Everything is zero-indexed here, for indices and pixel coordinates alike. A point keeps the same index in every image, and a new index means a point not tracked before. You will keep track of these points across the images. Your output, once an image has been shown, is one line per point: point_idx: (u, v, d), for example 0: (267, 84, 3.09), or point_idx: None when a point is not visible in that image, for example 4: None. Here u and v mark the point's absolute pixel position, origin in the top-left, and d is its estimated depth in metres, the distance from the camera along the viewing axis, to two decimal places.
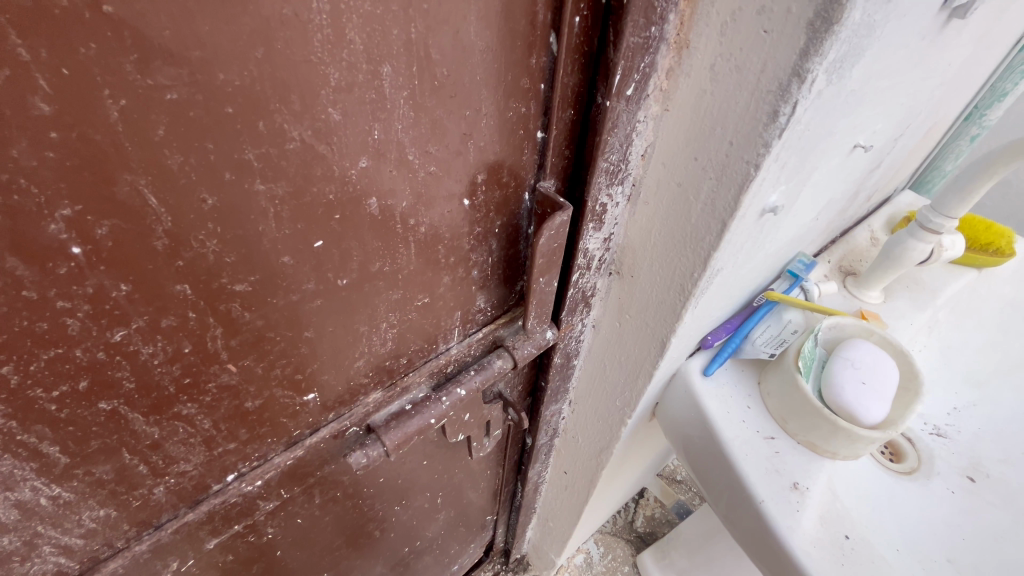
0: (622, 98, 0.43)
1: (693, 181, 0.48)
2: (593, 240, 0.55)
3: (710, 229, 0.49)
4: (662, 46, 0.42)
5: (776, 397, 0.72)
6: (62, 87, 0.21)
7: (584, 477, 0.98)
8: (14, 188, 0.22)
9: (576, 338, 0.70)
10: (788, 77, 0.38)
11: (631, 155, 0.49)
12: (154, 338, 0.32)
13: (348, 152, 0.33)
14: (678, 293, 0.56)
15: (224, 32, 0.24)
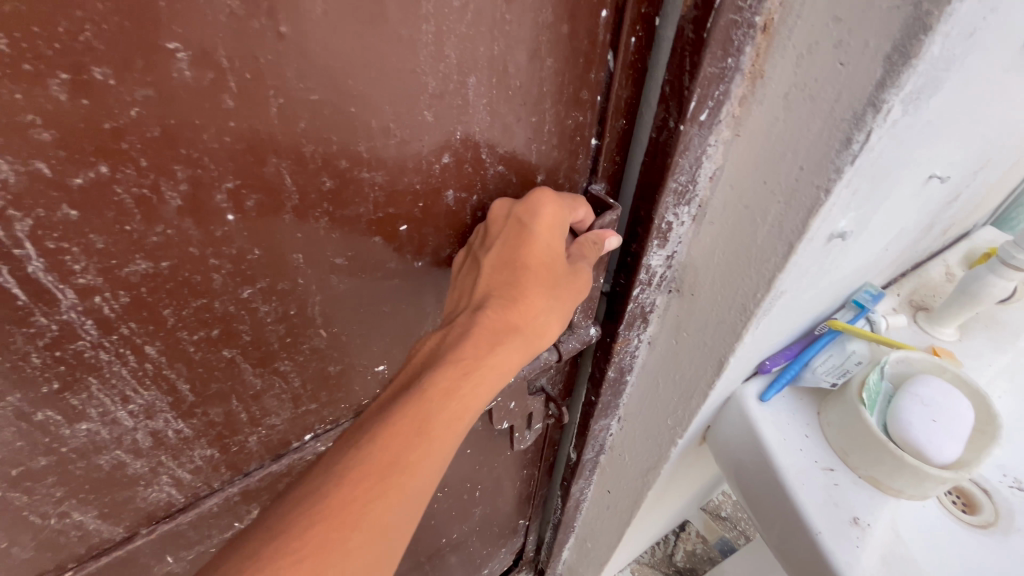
0: (695, 123, 0.45)
1: (761, 205, 0.50)
2: (656, 257, 0.58)
3: (777, 250, 0.50)
4: (738, 75, 0.44)
5: (837, 428, 0.73)
6: (245, 88, 0.28)
7: (627, 498, 0.98)
8: (199, 164, 0.29)
9: (631, 353, 0.72)
10: (863, 107, 0.39)
11: (700, 177, 0.52)
12: (271, 299, 0.39)
13: (434, 149, 0.39)
14: (739, 313, 0.57)
15: (357, 48, 0.30)
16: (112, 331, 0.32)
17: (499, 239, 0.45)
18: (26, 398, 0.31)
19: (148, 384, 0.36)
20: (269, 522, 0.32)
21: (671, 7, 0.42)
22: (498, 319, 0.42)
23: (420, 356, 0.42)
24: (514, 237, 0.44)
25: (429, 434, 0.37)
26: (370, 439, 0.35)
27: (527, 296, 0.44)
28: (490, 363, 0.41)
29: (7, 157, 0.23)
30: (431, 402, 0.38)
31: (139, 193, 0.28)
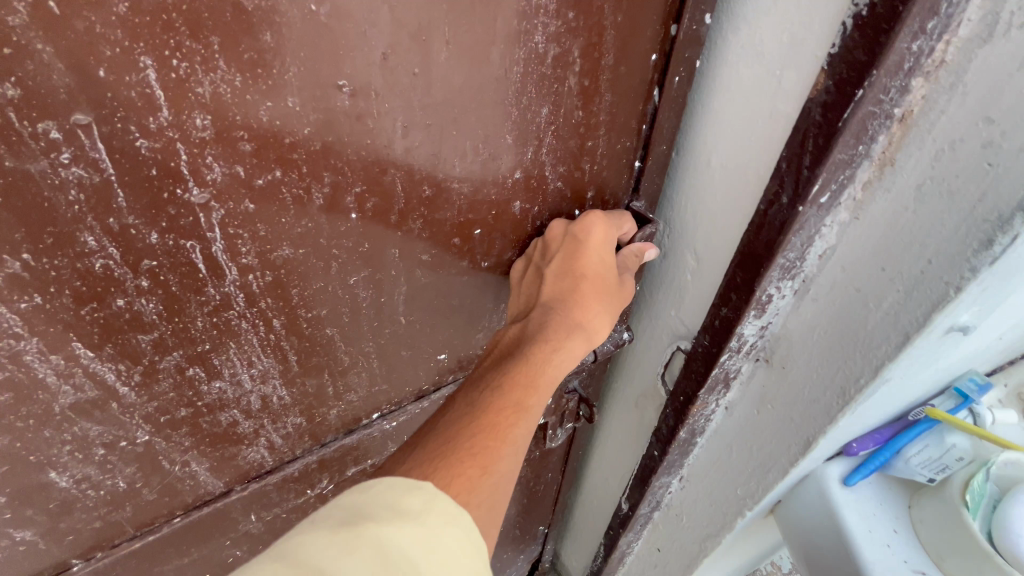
0: (815, 204, 0.43)
1: (875, 291, 0.44)
2: (748, 326, 0.54)
3: (889, 340, 0.44)
4: (865, 161, 0.41)
5: (929, 526, 0.76)
6: (383, 115, 0.36)
7: (680, 559, 0.89)
8: (341, 173, 0.37)
9: (705, 417, 0.67)
10: (1010, 209, 0.34)
11: (809, 255, 0.47)
12: (369, 286, 0.46)
13: (510, 166, 0.47)
14: (836, 395, 0.50)
15: (465, 85, 0.38)
16: (254, 303, 0.40)
17: (559, 252, 0.52)
18: (185, 355, 0.39)
19: (268, 352, 0.44)
20: (433, 437, 0.38)
21: (789, 81, 0.44)
22: (565, 318, 0.50)
23: (504, 343, 0.50)
24: (574, 250, 0.51)
25: (538, 387, 0.45)
26: (495, 387, 0.43)
27: (588, 297, 0.52)
28: (564, 350, 0.49)
29: (222, 161, 0.31)
30: (532, 368, 0.46)
31: (297, 193, 0.36)
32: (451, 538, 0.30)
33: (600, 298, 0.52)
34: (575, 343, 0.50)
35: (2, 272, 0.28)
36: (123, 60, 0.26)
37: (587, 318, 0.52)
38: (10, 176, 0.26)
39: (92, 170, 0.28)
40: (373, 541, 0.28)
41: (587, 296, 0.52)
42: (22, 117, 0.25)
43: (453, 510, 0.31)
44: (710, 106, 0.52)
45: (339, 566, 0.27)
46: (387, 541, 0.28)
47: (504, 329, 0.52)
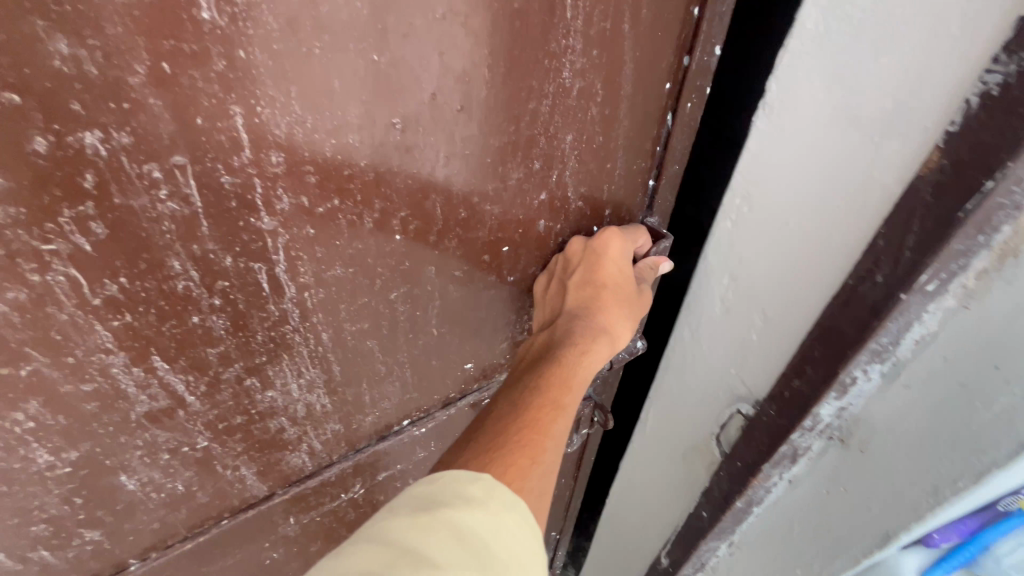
0: (919, 292, 0.42)
1: (982, 389, 0.45)
2: (830, 406, 0.54)
3: (999, 445, 0.44)
4: (982, 251, 0.39)
5: None
6: (428, 148, 0.40)
7: None
8: (389, 199, 0.40)
9: (766, 488, 0.66)
10: None
11: (903, 341, 0.47)
12: (407, 301, 0.49)
13: (537, 187, 0.50)
14: (930, 489, 0.51)
15: (499, 117, 0.42)
16: (307, 318, 0.43)
17: (580, 267, 0.55)
18: (245, 367, 0.42)
19: (315, 363, 0.47)
20: (484, 434, 0.42)
21: (889, 148, 0.43)
22: (592, 323, 0.53)
23: (535, 348, 0.54)
24: (594, 263, 0.55)
25: (573, 388, 0.49)
26: (535, 388, 0.47)
27: (609, 306, 0.55)
28: (592, 354, 0.52)
29: (291, 193, 0.35)
30: (564, 372, 0.49)
31: (351, 217, 0.39)
32: (511, 519, 0.35)
33: (622, 306, 0.55)
34: (602, 347, 0.53)
35: (102, 294, 0.32)
36: (217, 109, 0.29)
37: (612, 324, 0.55)
38: (117, 210, 0.29)
39: (183, 204, 0.31)
40: (447, 523, 0.32)
41: (609, 305, 0.55)
42: (132, 160, 0.28)
43: (508, 496, 0.36)
44: (790, 167, 0.51)
45: (423, 543, 0.31)
46: (460, 522, 0.33)
47: (535, 336, 0.55)
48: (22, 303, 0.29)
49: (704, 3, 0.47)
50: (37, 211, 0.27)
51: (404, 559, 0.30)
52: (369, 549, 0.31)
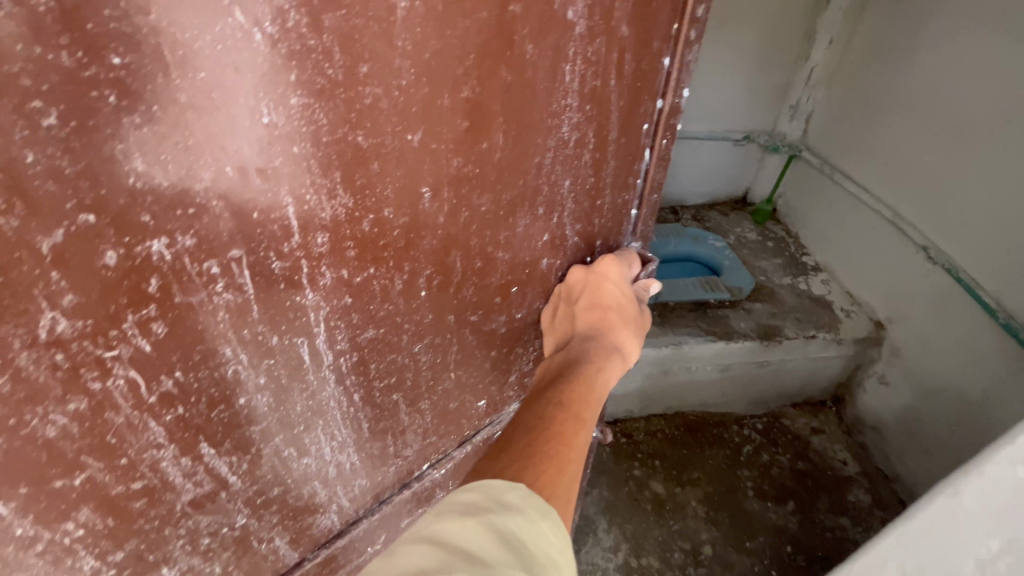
0: None
1: None
2: None
3: None
4: None
5: None
6: (450, 211, 0.42)
7: None
8: (416, 260, 0.42)
9: None
10: None
11: None
12: (429, 351, 0.51)
13: (540, 231, 0.53)
14: None
15: (511, 174, 0.45)
16: (342, 382, 0.44)
17: (585, 291, 0.59)
18: (284, 439, 0.42)
19: (346, 424, 0.47)
20: (518, 441, 0.44)
21: None
22: (601, 343, 0.55)
23: (550, 367, 0.55)
24: (597, 288, 0.59)
25: (593, 401, 0.50)
26: (558, 401, 0.48)
27: (616, 326, 0.57)
28: (603, 372, 0.53)
29: (333, 268, 0.36)
30: (583, 385, 0.51)
31: (383, 282, 0.41)
32: (546, 532, 0.34)
33: (628, 324, 0.58)
34: (615, 363, 0.55)
35: (158, 391, 0.32)
36: (271, 202, 0.31)
37: (621, 341, 0.57)
38: (177, 308, 0.30)
39: (237, 293, 0.32)
40: (496, 529, 0.32)
41: (617, 325, 0.57)
42: (193, 260, 0.29)
43: (542, 505, 0.36)
44: None
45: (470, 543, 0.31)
46: (504, 528, 0.32)
47: (549, 357, 0.57)
48: (81, 412, 0.29)
49: (673, 55, 0.53)
50: (102, 320, 0.27)
51: (455, 557, 0.30)
52: (420, 548, 0.30)
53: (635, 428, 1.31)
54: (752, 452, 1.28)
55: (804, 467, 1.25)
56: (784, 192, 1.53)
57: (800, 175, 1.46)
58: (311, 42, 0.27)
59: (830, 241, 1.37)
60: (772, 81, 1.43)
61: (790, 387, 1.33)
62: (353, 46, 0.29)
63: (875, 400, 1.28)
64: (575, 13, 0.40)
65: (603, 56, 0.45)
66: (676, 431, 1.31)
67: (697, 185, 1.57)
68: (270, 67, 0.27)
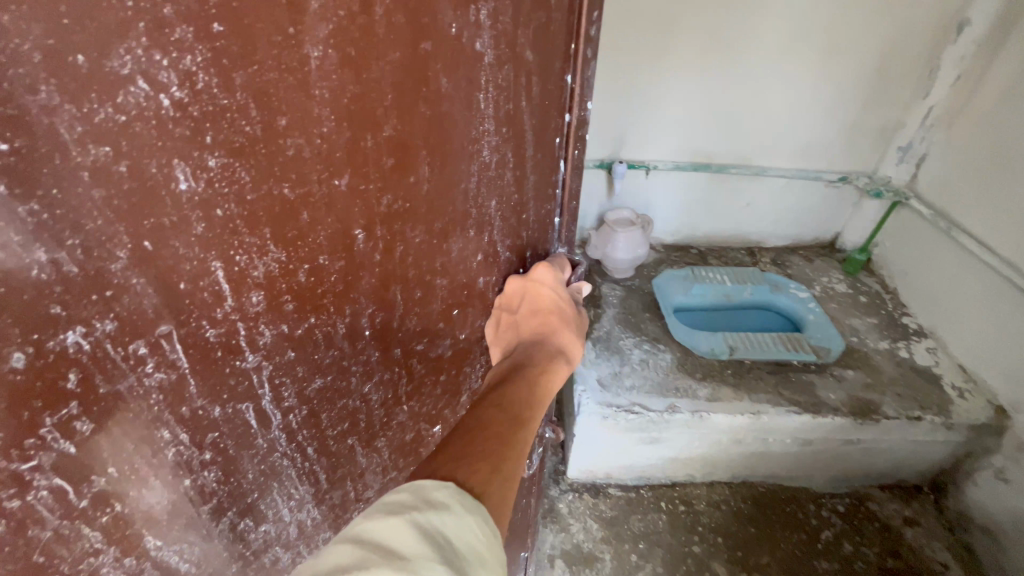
0: None
1: None
2: None
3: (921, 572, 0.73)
4: None
5: None
6: (385, 247, 0.41)
7: None
8: (356, 301, 0.41)
9: None
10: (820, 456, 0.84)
11: None
12: (379, 388, 0.50)
13: (474, 252, 0.54)
14: None
15: (439, 203, 0.45)
16: (293, 440, 0.42)
17: (529, 299, 0.59)
18: (237, 511, 0.40)
19: (302, 480, 0.45)
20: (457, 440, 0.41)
21: None
22: (547, 349, 0.55)
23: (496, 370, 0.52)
24: (541, 295, 0.59)
25: (538, 402, 0.48)
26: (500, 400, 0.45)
27: (561, 331, 0.57)
28: (551, 373, 0.51)
29: (271, 325, 0.35)
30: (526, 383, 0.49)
31: (325, 329, 0.39)
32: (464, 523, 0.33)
33: (571, 329, 0.57)
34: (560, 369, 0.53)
35: (90, 493, 0.29)
36: (199, 269, 0.29)
37: (566, 345, 0.56)
38: (103, 400, 0.27)
39: (171, 370, 0.30)
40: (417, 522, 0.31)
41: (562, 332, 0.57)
42: (117, 346, 0.27)
43: (469, 502, 0.35)
44: None
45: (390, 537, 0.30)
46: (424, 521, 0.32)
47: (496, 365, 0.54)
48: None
49: (575, 72, 0.56)
50: (16, 432, 0.24)
51: (374, 554, 0.29)
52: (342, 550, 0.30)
53: (694, 496, 1.04)
54: (833, 539, 0.98)
55: (896, 568, 0.95)
56: (884, 241, 1.22)
57: (906, 227, 1.15)
58: (224, 101, 0.26)
59: (942, 303, 1.06)
60: (882, 118, 1.12)
61: (878, 470, 1.04)
62: (268, 99, 0.28)
63: (991, 498, 0.95)
64: (482, 45, 0.41)
65: (512, 82, 0.47)
66: (744, 505, 1.03)
67: (775, 227, 1.28)
68: (183, 133, 0.25)
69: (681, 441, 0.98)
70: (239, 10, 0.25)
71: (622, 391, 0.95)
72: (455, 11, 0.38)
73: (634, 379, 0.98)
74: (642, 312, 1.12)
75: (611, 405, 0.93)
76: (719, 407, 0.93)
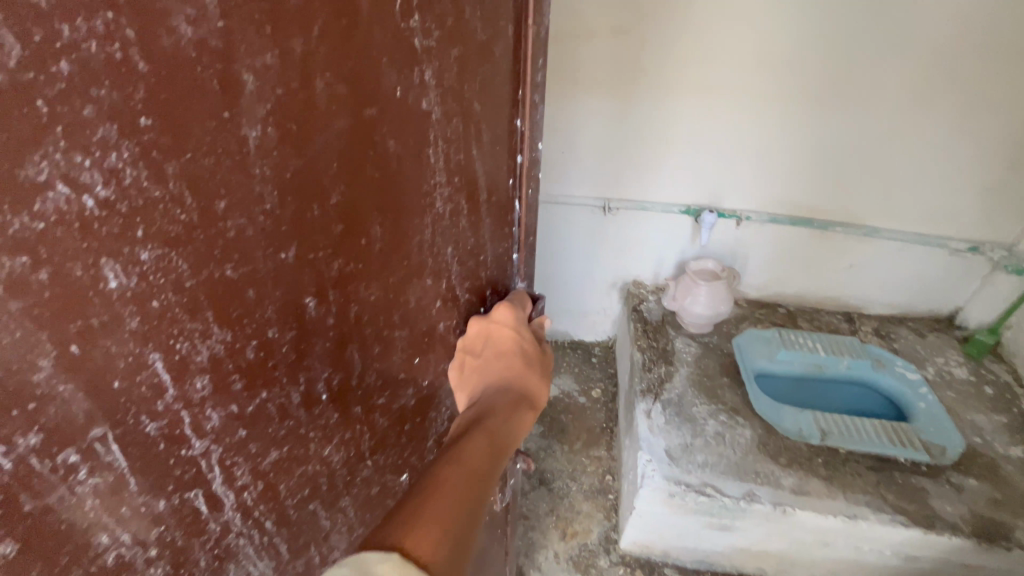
0: None
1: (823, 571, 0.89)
2: None
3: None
4: None
5: None
6: (338, 308, 0.40)
7: None
8: (310, 367, 0.40)
9: None
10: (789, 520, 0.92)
11: None
12: (340, 448, 0.48)
13: (431, 299, 0.53)
14: None
15: (393, 258, 0.45)
16: (249, 517, 0.40)
17: (491, 342, 0.59)
18: None
19: (260, 556, 0.43)
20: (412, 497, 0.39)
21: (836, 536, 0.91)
22: (510, 393, 0.54)
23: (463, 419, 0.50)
24: (500, 334, 0.59)
25: (503, 452, 0.47)
26: (461, 454, 0.44)
27: (527, 374, 0.57)
28: (515, 419, 0.51)
29: (218, 407, 0.33)
30: (490, 432, 0.48)
31: (278, 401, 0.38)
32: None
33: (535, 372, 0.57)
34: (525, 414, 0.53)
35: None
36: (134, 365, 0.27)
37: (533, 385, 0.57)
38: (28, 518, 0.25)
39: (107, 473, 0.28)
40: None
41: (528, 376, 0.57)
42: (43, 458, 0.25)
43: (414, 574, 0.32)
44: None
45: None
46: None
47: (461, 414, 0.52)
48: None
49: (524, 117, 0.57)
50: None
51: None
52: None
53: None
54: None
55: None
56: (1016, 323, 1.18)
57: None
58: (154, 192, 0.25)
59: None
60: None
61: None
62: (203, 184, 0.27)
63: None
64: (428, 103, 0.41)
65: (461, 134, 0.47)
66: None
67: (883, 294, 1.28)
68: (110, 231, 0.24)
69: (754, 532, 0.96)
70: (167, 100, 0.24)
71: (692, 467, 0.96)
72: (400, 75, 0.38)
73: (706, 455, 0.98)
74: (719, 376, 1.14)
75: (679, 483, 0.94)
76: (806, 504, 0.91)
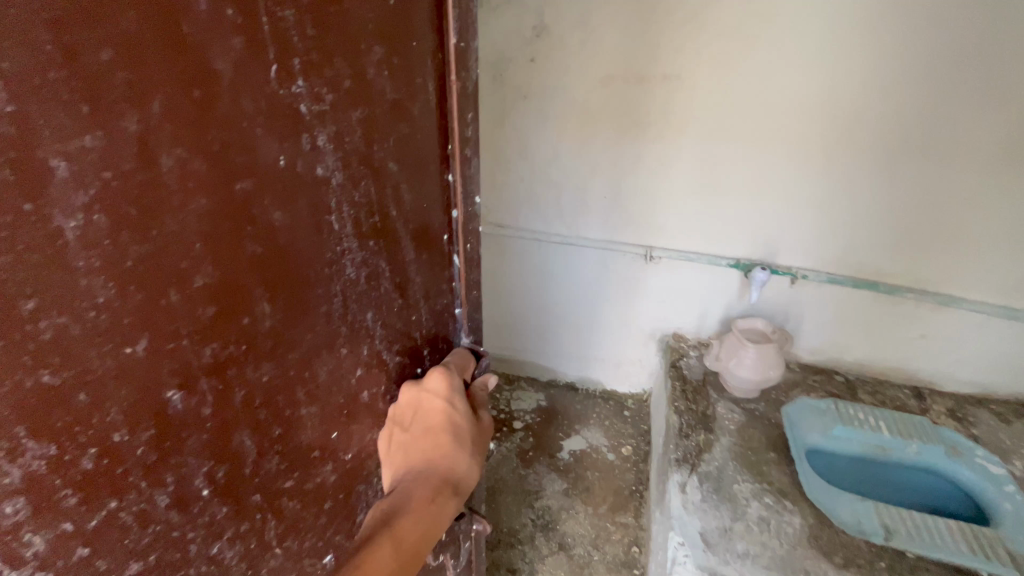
0: None
1: None
2: None
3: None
4: None
5: None
6: (216, 394, 0.36)
7: None
8: (182, 464, 0.35)
9: None
10: None
11: None
12: (233, 544, 0.42)
13: (348, 369, 0.48)
14: None
15: (290, 332, 0.40)
16: None
17: (418, 415, 0.54)
18: None
19: None
20: None
21: None
22: (433, 479, 0.52)
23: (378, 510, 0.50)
24: (425, 406, 0.54)
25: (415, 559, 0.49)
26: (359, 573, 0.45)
27: (456, 456, 0.53)
28: (431, 515, 0.50)
29: (40, 529, 0.28)
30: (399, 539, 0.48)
31: (137, 508, 0.33)
32: None
33: (465, 455, 0.54)
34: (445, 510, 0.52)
35: None
36: None
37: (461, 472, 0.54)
38: None
39: None
40: None
41: (456, 462, 0.53)
42: None
43: None
44: None
45: None
46: None
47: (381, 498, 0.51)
48: None
49: (455, 172, 0.53)
50: None
51: None
52: None
53: None
54: None
55: None
56: None
57: None
58: None
59: None
60: None
61: None
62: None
63: None
64: (325, 169, 0.38)
65: (373, 195, 0.44)
66: None
67: (958, 369, 1.12)
68: None
69: None
70: None
71: (731, 558, 0.83)
72: (282, 143, 0.34)
73: (748, 543, 0.85)
74: (766, 451, 1.00)
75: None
76: None
